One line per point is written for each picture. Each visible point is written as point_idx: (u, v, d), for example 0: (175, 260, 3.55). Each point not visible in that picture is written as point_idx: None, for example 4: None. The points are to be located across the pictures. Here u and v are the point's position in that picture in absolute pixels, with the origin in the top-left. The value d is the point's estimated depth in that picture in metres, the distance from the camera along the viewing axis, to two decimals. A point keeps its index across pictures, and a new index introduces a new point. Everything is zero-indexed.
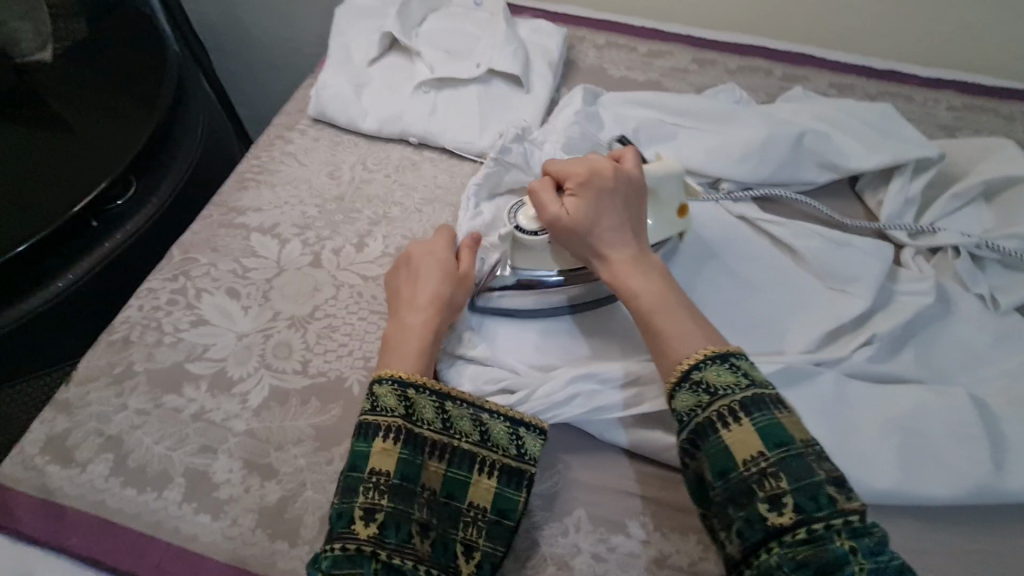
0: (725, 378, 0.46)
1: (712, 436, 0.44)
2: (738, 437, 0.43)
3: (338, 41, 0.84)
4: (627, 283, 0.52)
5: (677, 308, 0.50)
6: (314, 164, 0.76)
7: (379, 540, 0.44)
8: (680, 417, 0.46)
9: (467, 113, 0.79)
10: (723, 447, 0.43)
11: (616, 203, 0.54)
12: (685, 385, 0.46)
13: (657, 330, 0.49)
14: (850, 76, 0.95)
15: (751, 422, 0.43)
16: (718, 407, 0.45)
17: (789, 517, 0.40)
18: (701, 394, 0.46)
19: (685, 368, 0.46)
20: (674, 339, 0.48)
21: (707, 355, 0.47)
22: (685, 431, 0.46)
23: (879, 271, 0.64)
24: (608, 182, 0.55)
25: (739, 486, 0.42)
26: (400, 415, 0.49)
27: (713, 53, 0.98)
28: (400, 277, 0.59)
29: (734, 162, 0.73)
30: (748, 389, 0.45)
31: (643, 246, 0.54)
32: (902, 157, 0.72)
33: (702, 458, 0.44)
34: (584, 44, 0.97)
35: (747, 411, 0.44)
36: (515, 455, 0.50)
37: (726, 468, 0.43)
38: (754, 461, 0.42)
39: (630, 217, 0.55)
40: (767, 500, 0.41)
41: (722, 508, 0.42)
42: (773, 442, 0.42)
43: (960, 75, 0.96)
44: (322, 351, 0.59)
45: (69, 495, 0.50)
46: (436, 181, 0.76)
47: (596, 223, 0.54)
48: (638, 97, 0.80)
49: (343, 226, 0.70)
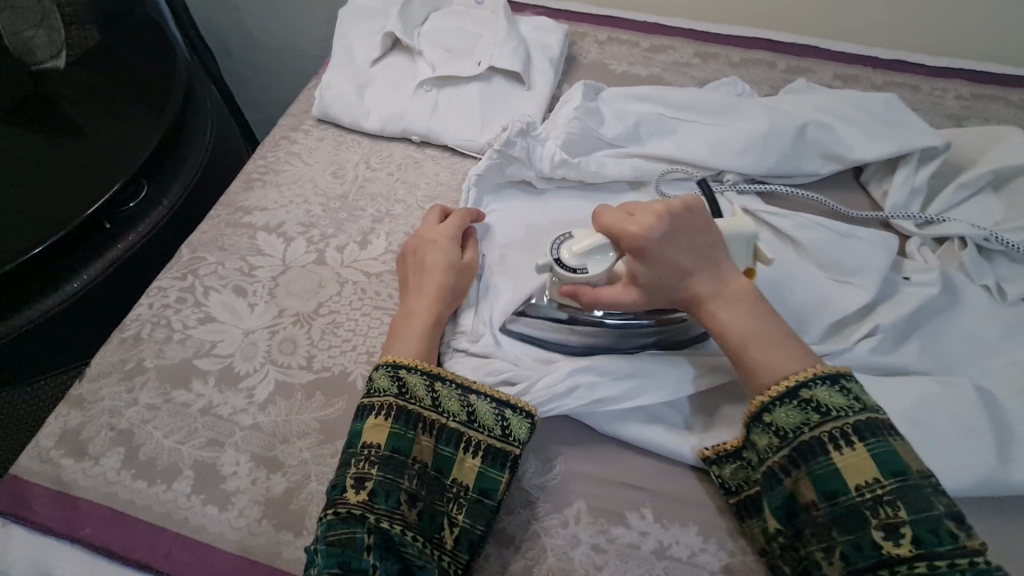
0: (837, 401, 0.46)
1: (821, 457, 0.45)
2: (849, 461, 0.44)
3: (342, 42, 0.85)
4: (717, 321, 0.51)
5: (767, 330, 0.50)
6: (318, 164, 0.77)
7: (369, 505, 0.46)
8: (784, 434, 0.47)
9: (469, 111, 0.79)
10: (835, 470, 0.44)
11: (682, 245, 0.51)
12: (787, 404, 0.47)
13: (757, 369, 0.49)
14: (855, 66, 0.95)
15: (867, 448, 0.44)
16: (827, 431, 0.45)
17: (907, 549, 0.41)
18: (809, 414, 0.46)
19: (791, 393, 0.47)
20: (769, 372, 0.48)
21: (815, 376, 0.47)
22: (789, 448, 0.46)
23: (884, 263, 0.64)
24: (673, 225, 0.52)
25: (848, 510, 0.43)
26: (393, 394, 0.50)
27: (715, 46, 0.97)
28: (406, 265, 0.62)
29: (737, 155, 0.74)
30: (861, 414, 0.45)
31: (723, 272, 0.52)
32: (907, 146, 0.71)
33: (804, 477, 0.45)
34: (586, 40, 0.98)
35: (862, 436, 0.44)
36: (500, 436, 0.51)
37: (835, 490, 0.44)
38: (870, 487, 0.43)
39: (699, 251, 0.52)
40: (883, 528, 0.42)
41: (825, 528, 0.44)
42: (889, 470, 0.43)
43: (967, 64, 0.95)
44: (326, 346, 0.60)
45: (82, 487, 0.52)
46: (438, 178, 0.76)
47: (667, 274, 0.52)
48: (638, 92, 0.80)
49: (348, 224, 0.71)
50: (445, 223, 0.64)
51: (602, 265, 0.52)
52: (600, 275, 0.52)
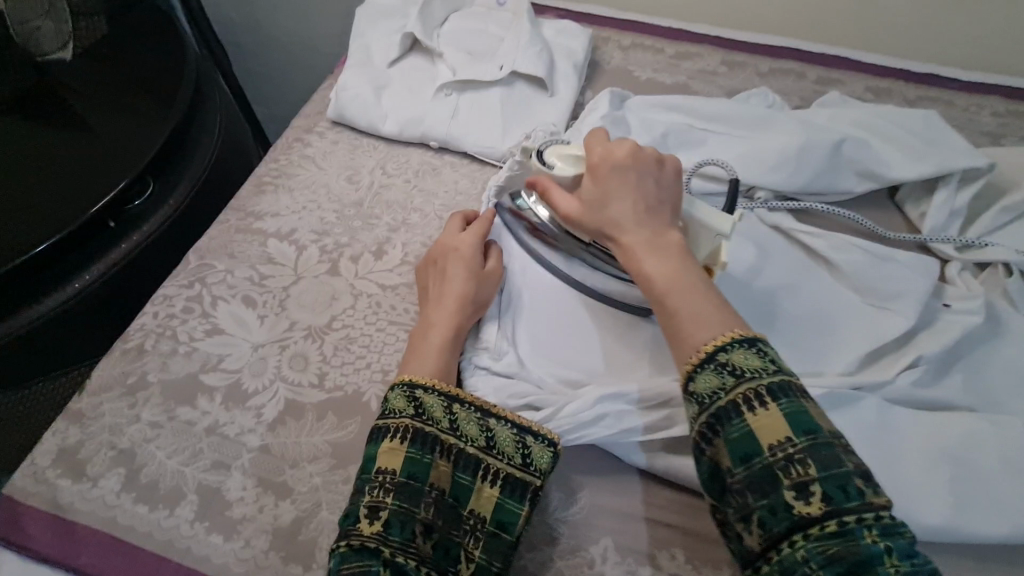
0: (752, 362, 0.41)
1: (735, 420, 0.40)
2: (763, 422, 0.39)
3: (359, 42, 0.82)
4: (640, 264, 0.47)
5: (693, 284, 0.45)
6: (333, 168, 0.74)
7: (383, 537, 0.43)
8: (700, 400, 0.42)
9: (489, 116, 0.76)
10: (748, 432, 0.39)
11: (632, 183, 0.50)
12: (708, 365, 0.42)
13: (672, 315, 0.44)
14: (887, 79, 0.91)
15: (779, 408, 0.39)
16: (742, 391, 0.40)
17: (817, 508, 0.36)
18: (725, 376, 0.41)
19: (708, 352, 0.42)
20: (689, 321, 0.43)
21: (732, 338, 0.42)
22: (703, 413, 0.41)
23: (924, 289, 0.61)
24: (630, 163, 0.51)
25: (762, 473, 0.39)
26: (410, 415, 0.47)
27: (744, 55, 0.94)
28: (427, 274, 0.59)
29: (770, 169, 0.70)
30: (776, 375, 0.41)
31: (661, 223, 0.49)
32: (949, 166, 0.68)
33: (721, 443, 0.41)
34: (609, 45, 0.95)
35: (774, 396, 0.40)
36: (521, 464, 0.48)
37: (748, 453, 0.39)
38: (780, 446, 0.39)
39: (647, 196, 0.50)
40: (793, 488, 0.37)
41: (740, 496, 0.39)
42: (801, 429, 0.39)
43: (1003, 79, 0.92)
44: (339, 363, 0.57)
45: (80, 510, 0.49)
46: (457, 186, 0.73)
47: (606, 206, 0.50)
48: (665, 101, 0.77)
49: (362, 233, 0.68)
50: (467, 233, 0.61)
51: (569, 171, 0.56)
52: (566, 177, 0.56)
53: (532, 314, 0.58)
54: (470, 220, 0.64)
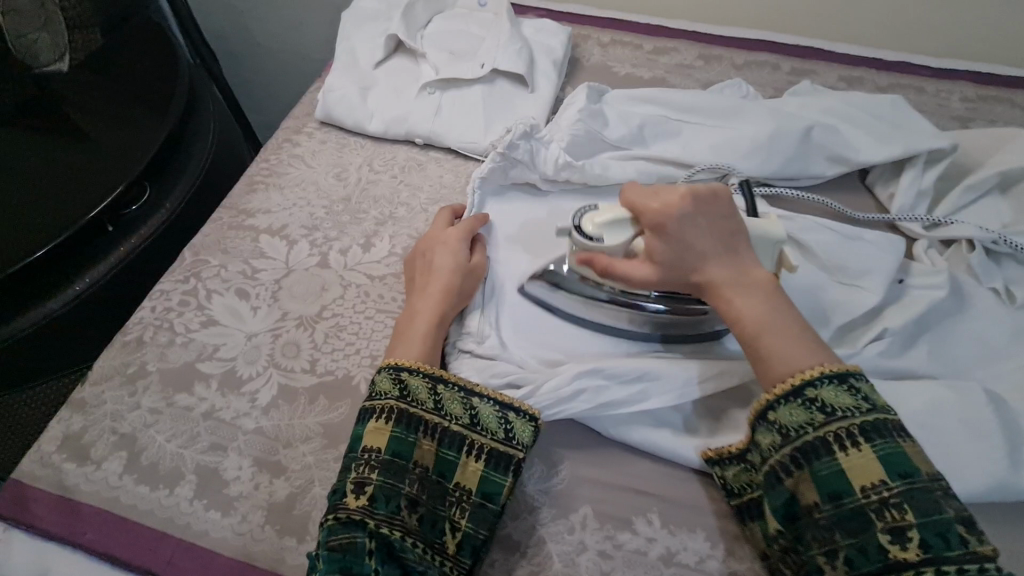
0: (843, 401, 0.44)
1: (825, 458, 0.43)
2: (856, 463, 0.43)
3: (345, 45, 0.85)
4: (731, 306, 0.49)
5: (782, 320, 0.48)
6: (322, 166, 0.77)
7: (369, 510, 0.45)
8: (787, 433, 0.45)
9: (472, 113, 0.79)
10: (840, 471, 0.43)
11: (702, 226, 0.51)
12: (792, 400, 0.45)
13: (766, 357, 0.47)
14: (859, 68, 0.94)
15: (873, 449, 0.42)
16: (833, 430, 0.44)
17: (914, 553, 0.40)
18: (814, 413, 0.44)
19: (799, 385, 0.45)
20: (783, 360, 0.46)
21: (823, 374, 0.45)
22: (792, 446, 0.45)
23: (891, 265, 0.64)
24: (697, 208, 0.51)
25: (853, 513, 0.42)
26: (395, 397, 0.50)
27: (719, 48, 0.97)
28: (415, 266, 0.62)
29: (742, 157, 0.73)
30: (870, 414, 0.44)
31: (741, 260, 0.51)
32: (914, 148, 0.71)
33: (806, 477, 0.44)
34: (589, 42, 0.97)
35: (868, 437, 0.43)
36: (504, 439, 0.50)
37: (839, 491, 0.42)
38: (875, 489, 0.42)
39: (721, 234, 0.51)
40: (889, 531, 0.40)
41: (828, 531, 0.42)
42: (897, 473, 0.41)
43: (972, 66, 0.94)
44: (330, 350, 0.60)
45: (84, 492, 0.51)
46: (442, 181, 0.76)
47: (684, 255, 0.51)
48: (641, 94, 0.80)
49: (351, 227, 0.71)
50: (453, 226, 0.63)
51: (620, 238, 0.53)
52: (617, 246, 0.53)
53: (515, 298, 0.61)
54: (456, 215, 0.67)
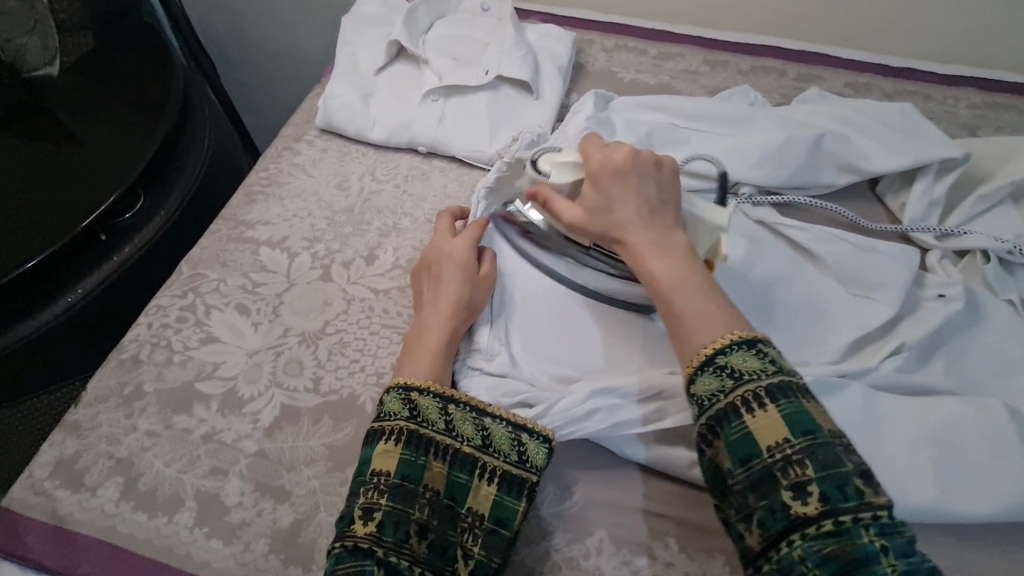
0: (751, 364, 0.42)
1: (734, 422, 0.41)
2: (761, 423, 0.40)
3: (346, 51, 0.83)
4: (647, 264, 0.49)
5: (697, 284, 0.47)
6: (323, 176, 0.75)
7: (376, 538, 0.43)
8: (699, 402, 0.43)
9: (476, 121, 0.77)
10: (746, 434, 0.40)
11: (634, 187, 0.52)
12: (705, 368, 0.43)
13: (677, 315, 0.46)
14: (866, 74, 0.93)
15: (777, 410, 0.40)
16: (740, 394, 0.42)
17: (815, 508, 0.37)
18: (724, 379, 0.42)
19: (709, 354, 0.43)
20: (693, 321, 0.45)
21: (733, 340, 0.43)
22: (703, 416, 0.43)
23: (905, 277, 0.63)
24: (630, 168, 0.52)
25: (761, 474, 0.39)
26: (404, 417, 0.48)
27: (725, 54, 0.96)
28: (423, 281, 0.60)
29: (752, 165, 0.72)
30: (775, 375, 0.42)
31: (665, 225, 0.51)
32: (927, 157, 0.70)
33: (721, 445, 0.42)
34: (593, 47, 0.96)
35: (773, 397, 0.41)
36: (517, 461, 0.49)
37: (748, 455, 0.40)
38: (779, 447, 0.39)
39: (651, 199, 0.52)
40: (791, 488, 0.38)
41: (740, 496, 0.40)
42: (800, 430, 0.39)
43: (978, 72, 0.94)
44: (334, 368, 0.58)
45: (78, 520, 0.49)
46: (446, 190, 0.74)
47: (609, 209, 0.51)
48: (648, 101, 0.79)
49: (354, 239, 0.69)
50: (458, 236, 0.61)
51: (564, 178, 0.57)
52: (563, 184, 0.56)
53: (526, 315, 0.59)
54: (458, 218, 0.66)
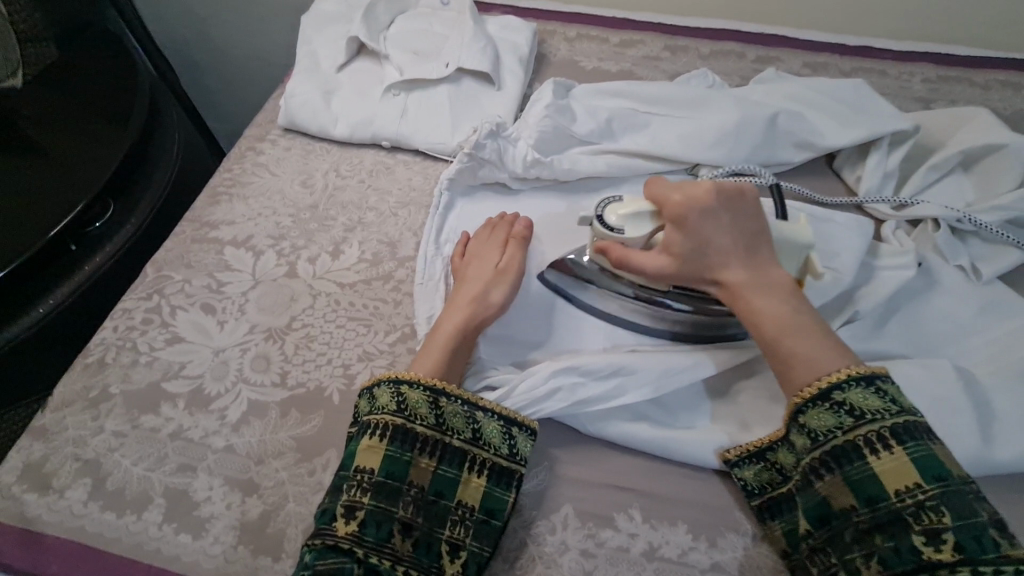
0: (872, 403, 0.45)
1: (856, 462, 0.45)
2: (887, 466, 0.43)
3: (306, 49, 0.84)
4: (751, 304, 0.51)
5: (803, 324, 0.49)
6: (286, 174, 0.75)
7: (358, 537, 0.45)
8: (816, 437, 0.47)
9: (438, 114, 0.78)
10: (873, 474, 0.44)
11: (724, 224, 0.53)
12: (820, 404, 0.46)
13: (783, 356, 0.49)
14: (822, 54, 0.95)
15: (906, 453, 0.43)
16: (863, 433, 0.45)
17: (949, 554, 0.40)
18: (843, 417, 0.46)
19: (821, 390, 0.46)
20: (804, 365, 0.48)
21: (847, 377, 0.46)
22: (824, 450, 0.46)
23: (860, 245, 0.64)
24: (717, 206, 0.53)
25: (889, 516, 0.43)
26: (392, 412, 0.49)
27: (684, 39, 0.97)
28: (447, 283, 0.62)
29: (709, 147, 0.74)
30: (900, 416, 0.45)
31: (762, 260, 0.52)
32: (877, 131, 0.72)
33: (840, 480, 0.45)
34: (555, 38, 0.97)
35: (900, 439, 0.44)
36: (507, 455, 0.50)
37: (874, 495, 0.43)
38: (910, 492, 0.42)
39: (739, 234, 0.53)
40: (924, 534, 0.41)
41: (867, 535, 0.43)
42: (931, 475, 0.42)
43: (933, 47, 0.96)
44: (301, 361, 0.58)
45: (47, 523, 0.50)
46: (411, 183, 0.75)
47: (703, 255, 0.52)
48: (607, 87, 0.80)
49: (319, 235, 0.69)
50: (489, 238, 0.63)
51: (641, 231, 0.54)
52: (638, 238, 0.54)
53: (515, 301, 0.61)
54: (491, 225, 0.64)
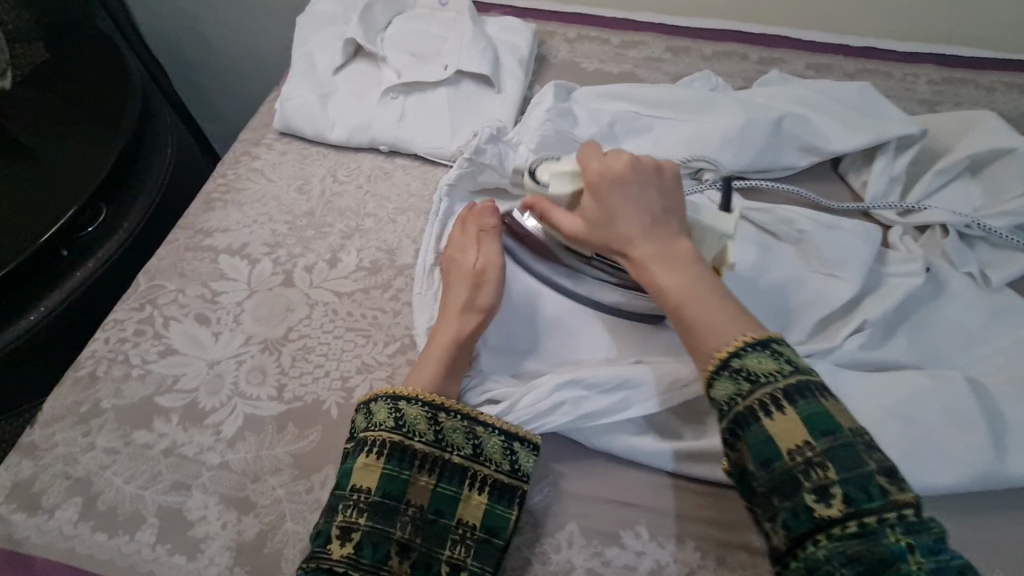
0: (766, 366, 0.42)
1: (753, 426, 0.41)
2: (783, 426, 0.40)
3: (302, 51, 0.82)
4: (655, 278, 0.48)
5: (705, 293, 0.46)
6: (282, 180, 0.74)
7: (354, 560, 0.44)
8: (718, 407, 0.43)
9: (437, 117, 0.77)
10: (766, 436, 0.40)
11: (633, 196, 0.50)
12: (721, 372, 0.43)
13: (686, 324, 0.46)
14: (826, 56, 0.94)
15: (795, 411, 0.40)
16: (758, 397, 0.41)
17: (838, 510, 0.37)
18: (740, 382, 0.42)
19: (723, 358, 0.43)
20: (707, 330, 0.45)
21: (747, 342, 0.43)
22: (724, 419, 0.43)
23: (868, 253, 0.63)
24: (631, 178, 0.50)
25: (783, 476, 0.39)
26: (390, 429, 0.48)
27: (687, 40, 0.96)
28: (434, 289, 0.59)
29: (713, 151, 0.72)
30: (792, 377, 0.42)
31: (671, 233, 0.49)
32: (884, 135, 0.70)
33: (744, 449, 0.42)
34: (555, 39, 0.96)
35: (790, 399, 0.41)
36: (508, 471, 0.49)
37: (769, 458, 0.40)
38: (800, 450, 0.39)
39: (654, 206, 0.50)
40: (814, 491, 0.38)
41: (766, 499, 0.40)
42: (819, 432, 0.39)
43: (937, 48, 0.95)
44: (298, 374, 0.57)
45: (36, 544, 0.48)
46: (409, 188, 0.74)
47: (611, 223, 0.50)
48: (609, 90, 0.79)
49: (316, 242, 0.68)
50: (466, 235, 0.60)
51: (567, 186, 0.54)
52: (563, 196, 0.55)
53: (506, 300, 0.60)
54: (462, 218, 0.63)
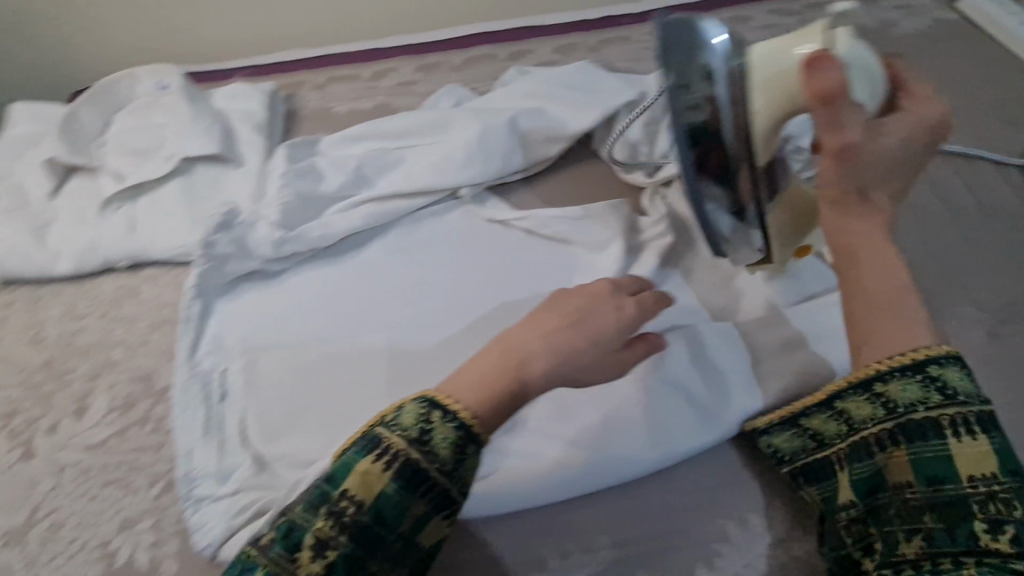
0: (965, 385, 0.41)
1: (932, 439, 0.41)
2: (966, 450, 0.39)
3: (9, 184, 0.74)
4: (860, 254, 0.43)
5: (905, 292, 0.43)
6: (12, 336, 0.66)
7: None
8: (892, 406, 0.43)
9: (172, 214, 0.71)
10: (946, 455, 0.39)
11: (908, 153, 0.46)
12: (909, 375, 0.41)
13: (865, 329, 0.43)
14: (570, 36, 0.97)
15: (989, 440, 0.39)
16: (946, 412, 0.41)
17: (1006, 546, 0.36)
18: (931, 392, 0.41)
19: (922, 361, 0.41)
20: (902, 335, 0.42)
21: (949, 353, 0.41)
22: (895, 418, 0.43)
23: (616, 230, 0.67)
24: (925, 139, 0.46)
25: (951, 498, 0.38)
26: (410, 438, 0.40)
27: (436, 56, 0.95)
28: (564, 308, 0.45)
29: (460, 168, 0.72)
30: (982, 406, 0.40)
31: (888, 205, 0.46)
32: (607, 107, 0.73)
33: (902, 455, 0.42)
34: (304, 89, 0.92)
35: (984, 427, 0.39)
36: (452, 501, 0.41)
37: (940, 475, 0.39)
38: (983, 480, 0.38)
39: (902, 169, 0.46)
40: (988, 522, 0.37)
41: (918, 511, 0.40)
42: (1009, 467, 0.38)
43: (666, 3, 1.00)
44: (46, 560, 0.50)
45: None
46: (160, 300, 0.67)
47: (867, 180, 0.45)
48: (352, 133, 0.77)
49: (57, 396, 0.61)
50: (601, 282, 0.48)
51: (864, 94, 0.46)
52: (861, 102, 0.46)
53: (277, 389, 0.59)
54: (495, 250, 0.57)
